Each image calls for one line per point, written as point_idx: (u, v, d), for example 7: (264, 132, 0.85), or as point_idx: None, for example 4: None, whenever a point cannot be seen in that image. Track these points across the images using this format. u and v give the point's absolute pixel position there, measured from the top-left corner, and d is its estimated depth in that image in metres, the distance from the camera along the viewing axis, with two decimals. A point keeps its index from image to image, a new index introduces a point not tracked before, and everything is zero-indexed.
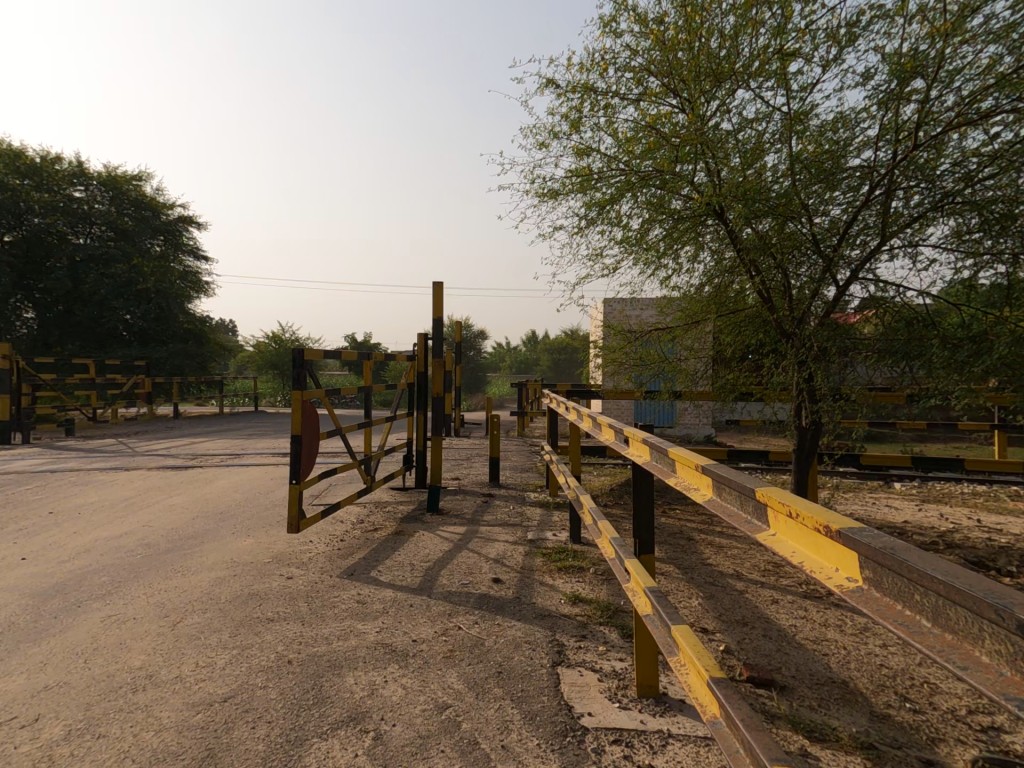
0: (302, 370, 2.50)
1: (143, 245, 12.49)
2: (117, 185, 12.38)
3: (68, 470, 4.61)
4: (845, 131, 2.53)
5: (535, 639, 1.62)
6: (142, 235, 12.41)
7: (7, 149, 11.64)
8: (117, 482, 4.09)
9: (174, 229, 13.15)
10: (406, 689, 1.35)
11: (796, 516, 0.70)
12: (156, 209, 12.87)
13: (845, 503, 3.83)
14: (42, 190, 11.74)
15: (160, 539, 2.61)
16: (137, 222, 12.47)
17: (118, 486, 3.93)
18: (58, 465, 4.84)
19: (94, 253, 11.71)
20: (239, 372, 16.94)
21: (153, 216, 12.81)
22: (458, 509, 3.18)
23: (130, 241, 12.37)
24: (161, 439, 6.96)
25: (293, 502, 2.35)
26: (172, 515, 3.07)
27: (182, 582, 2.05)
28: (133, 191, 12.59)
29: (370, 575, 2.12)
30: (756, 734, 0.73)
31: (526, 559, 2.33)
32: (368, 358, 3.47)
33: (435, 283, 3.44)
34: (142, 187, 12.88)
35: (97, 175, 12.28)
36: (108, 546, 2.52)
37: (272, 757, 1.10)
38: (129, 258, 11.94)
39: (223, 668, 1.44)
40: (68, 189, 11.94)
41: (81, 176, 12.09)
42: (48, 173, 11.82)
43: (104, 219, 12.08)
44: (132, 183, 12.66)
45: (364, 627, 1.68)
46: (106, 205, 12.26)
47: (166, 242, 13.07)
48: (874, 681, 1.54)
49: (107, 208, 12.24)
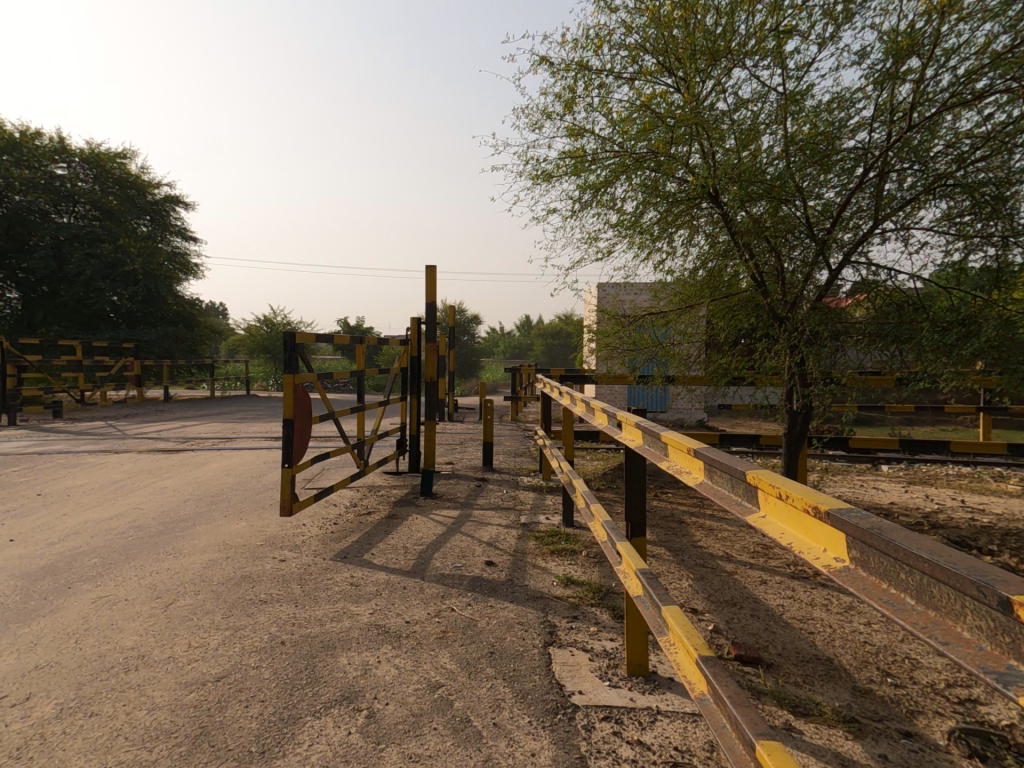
0: (295, 353, 2.49)
1: (129, 224, 12.31)
2: (101, 163, 12.16)
3: (57, 453, 4.57)
4: (841, 112, 2.51)
5: (527, 620, 1.64)
6: (127, 213, 12.21)
7: None
8: (106, 465, 4.06)
9: (161, 209, 12.93)
10: (399, 669, 1.36)
11: (786, 497, 0.70)
12: (141, 188, 12.63)
13: (833, 486, 3.89)
14: (22, 166, 11.48)
15: (152, 522, 2.61)
16: (123, 201, 12.25)
17: (107, 469, 3.91)
18: (47, 448, 4.80)
19: (78, 232, 11.49)
20: (231, 355, 16.84)
21: (138, 194, 12.58)
22: (452, 493, 3.19)
23: (116, 220, 12.18)
24: (151, 422, 6.91)
25: (286, 485, 2.34)
26: (163, 499, 3.06)
27: (174, 564, 2.06)
28: (117, 169, 12.36)
29: (363, 558, 2.13)
30: (744, 711, 0.74)
31: (519, 542, 2.35)
32: (361, 342, 3.43)
33: (429, 267, 3.42)
34: (126, 164, 12.63)
35: (80, 152, 12.07)
36: (98, 529, 2.51)
37: (265, 735, 1.11)
38: (115, 238, 11.78)
39: (216, 648, 1.45)
40: (50, 165, 11.72)
41: (63, 153, 11.88)
42: (28, 150, 11.59)
43: (88, 198, 11.85)
44: (116, 160, 12.42)
45: (356, 610, 1.69)
46: (90, 183, 12.02)
47: (152, 222, 12.87)
48: (857, 658, 1.58)
49: (91, 186, 12.00)
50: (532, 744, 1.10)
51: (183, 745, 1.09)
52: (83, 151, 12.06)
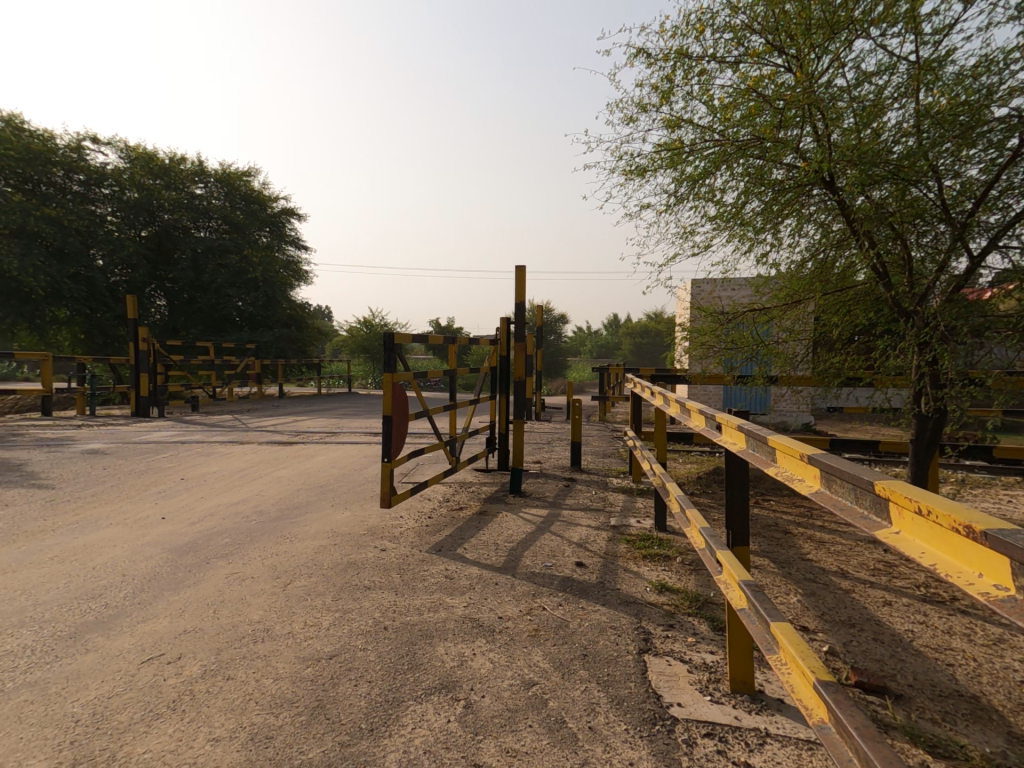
0: (393, 354, 2.61)
1: (252, 236, 13.72)
2: (231, 182, 13.59)
3: (193, 442, 5.17)
4: (988, 76, 2.21)
5: (621, 624, 1.61)
6: (250, 226, 13.66)
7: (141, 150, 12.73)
8: (232, 454, 4.53)
9: (278, 222, 14.33)
10: (494, 663, 1.39)
11: (927, 513, 0.63)
12: (262, 202, 14.01)
13: (971, 501, 3.44)
14: (170, 188, 12.79)
15: (271, 508, 2.87)
16: (248, 215, 13.64)
17: (233, 458, 4.35)
18: (185, 437, 5.45)
19: (212, 245, 12.80)
20: (334, 354, 18.20)
21: (260, 209, 13.98)
22: (540, 492, 3.21)
23: (242, 233, 13.58)
24: (268, 417, 7.61)
25: (385, 478, 2.46)
26: (280, 486, 3.36)
27: (291, 547, 2.25)
28: (244, 186, 13.75)
29: (456, 552, 2.20)
30: (873, 744, 0.67)
31: (609, 544, 2.31)
32: (453, 342, 3.52)
33: (518, 267, 3.46)
34: (251, 182, 13.99)
35: (214, 173, 13.49)
36: (227, 512, 2.80)
37: (372, 715, 1.18)
38: (241, 249, 13.19)
39: (328, 628, 1.56)
40: (191, 186, 13.17)
41: (201, 174, 13.33)
42: (174, 173, 12.92)
43: (221, 214, 13.23)
44: (243, 179, 13.82)
45: (452, 602, 1.75)
46: (222, 201, 13.45)
47: (271, 233, 14.30)
48: (1007, 700, 1.38)
49: (223, 203, 13.41)
50: (630, 752, 1.08)
51: (303, 714, 1.18)
52: (218, 172, 13.46)
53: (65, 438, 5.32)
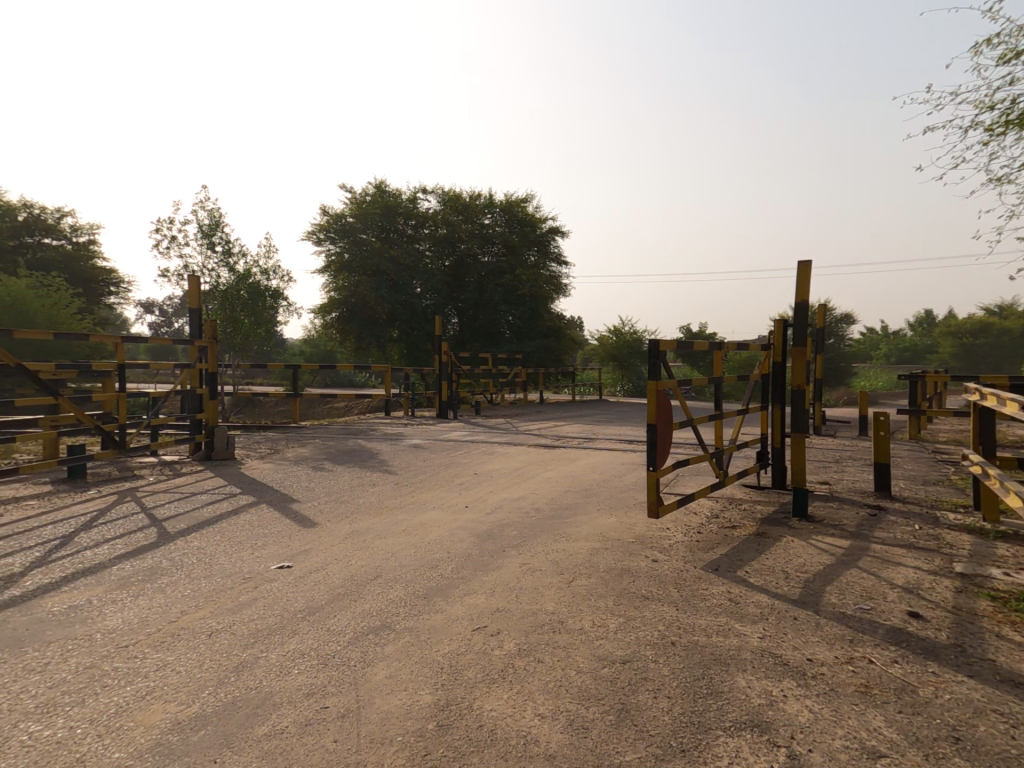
0: (657, 360, 2.46)
1: (525, 256, 15.24)
2: (512, 209, 15.38)
3: (478, 441, 5.92)
4: None
5: (1015, 712, 1.12)
6: (525, 249, 15.28)
7: (452, 195, 15.46)
8: (509, 453, 5.01)
9: (546, 240, 15.58)
10: (816, 713, 1.11)
11: None
12: (534, 224, 15.49)
13: None
14: (467, 222, 15.20)
15: (544, 505, 3.03)
16: (522, 238, 15.26)
17: (509, 457, 4.81)
18: (473, 437, 6.28)
19: (493, 269, 14.83)
20: (588, 363, 18.98)
21: (532, 230, 15.47)
22: (837, 519, 2.63)
23: (517, 254, 15.18)
24: (536, 421, 8.27)
25: (651, 488, 2.32)
26: (549, 486, 3.54)
27: (564, 545, 2.30)
28: (521, 212, 15.41)
29: (738, 575, 1.91)
30: None
31: (962, 596, 1.72)
32: (718, 349, 3.19)
33: (802, 261, 2.97)
34: (527, 207, 15.64)
35: (500, 204, 15.47)
36: (509, 507, 3.11)
37: (680, 737, 1.05)
38: (514, 269, 14.76)
39: (615, 629, 1.49)
40: (482, 217, 15.31)
41: (490, 207, 15.39)
42: (471, 209, 15.26)
43: (502, 239, 15.09)
44: (521, 205, 15.54)
45: (742, 629, 1.49)
46: (503, 227, 15.34)
47: (539, 252, 15.60)
48: None
49: (504, 229, 15.28)
50: None
51: (609, 714, 1.15)
52: (503, 203, 15.45)
53: (391, 434, 6.74)
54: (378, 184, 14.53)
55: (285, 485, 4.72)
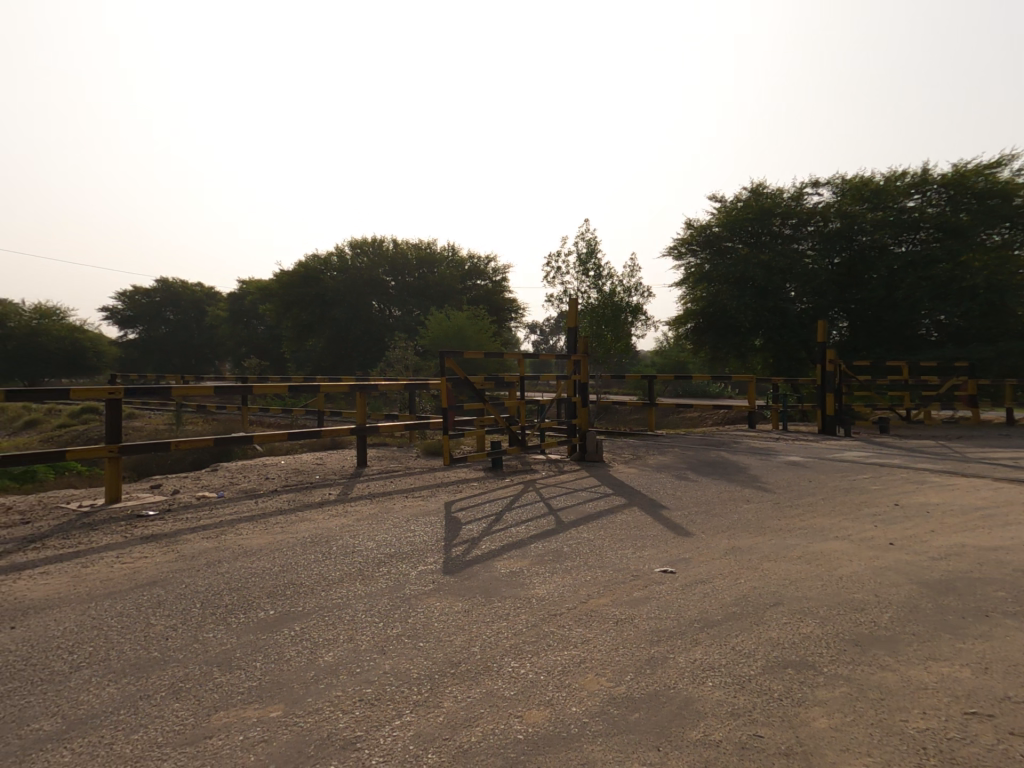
0: None
1: (978, 235, 15.10)
2: (964, 181, 15.59)
3: (841, 472, 5.75)
4: None
5: None
6: (976, 228, 15.06)
7: (870, 183, 16.59)
8: (892, 496, 4.85)
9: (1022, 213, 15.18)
10: None
11: None
12: (1004, 194, 15.25)
13: None
14: (877, 207, 16.22)
15: (949, 579, 3.08)
16: (975, 213, 15.19)
17: (892, 502, 4.65)
18: (839, 466, 6.05)
19: (917, 258, 15.18)
20: None
21: (999, 201, 15.29)
22: None
23: (964, 233, 15.18)
24: (919, 451, 7.40)
25: None
26: (951, 554, 3.47)
27: (996, 638, 2.47)
28: (978, 183, 15.50)
29: None
30: None
31: None
32: None
33: None
34: (990, 175, 15.56)
35: (938, 180, 15.80)
36: (890, 567, 3.25)
37: None
38: (955, 253, 14.86)
39: None
40: (904, 198, 16.03)
41: (920, 186, 15.94)
42: (887, 192, 16.20)
43: (936, 219, 15.41)
44: (978, 176, 15.53)
45: None
46: (940, 206, 15.63)
47: (1006, 228, 15.25)
48: None
49: (944, 207, 15.56)
50: None
51: None
52: (941, 179, 15.74)
53: (741, 455, 6.59)
54: (754, 191, 17.25)
55: (652, 494, 5.19)
